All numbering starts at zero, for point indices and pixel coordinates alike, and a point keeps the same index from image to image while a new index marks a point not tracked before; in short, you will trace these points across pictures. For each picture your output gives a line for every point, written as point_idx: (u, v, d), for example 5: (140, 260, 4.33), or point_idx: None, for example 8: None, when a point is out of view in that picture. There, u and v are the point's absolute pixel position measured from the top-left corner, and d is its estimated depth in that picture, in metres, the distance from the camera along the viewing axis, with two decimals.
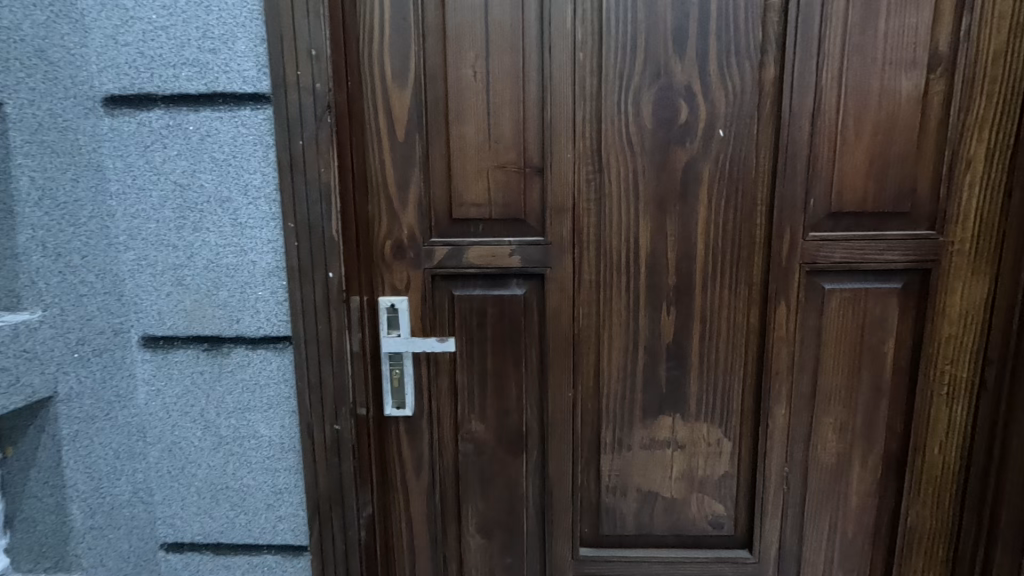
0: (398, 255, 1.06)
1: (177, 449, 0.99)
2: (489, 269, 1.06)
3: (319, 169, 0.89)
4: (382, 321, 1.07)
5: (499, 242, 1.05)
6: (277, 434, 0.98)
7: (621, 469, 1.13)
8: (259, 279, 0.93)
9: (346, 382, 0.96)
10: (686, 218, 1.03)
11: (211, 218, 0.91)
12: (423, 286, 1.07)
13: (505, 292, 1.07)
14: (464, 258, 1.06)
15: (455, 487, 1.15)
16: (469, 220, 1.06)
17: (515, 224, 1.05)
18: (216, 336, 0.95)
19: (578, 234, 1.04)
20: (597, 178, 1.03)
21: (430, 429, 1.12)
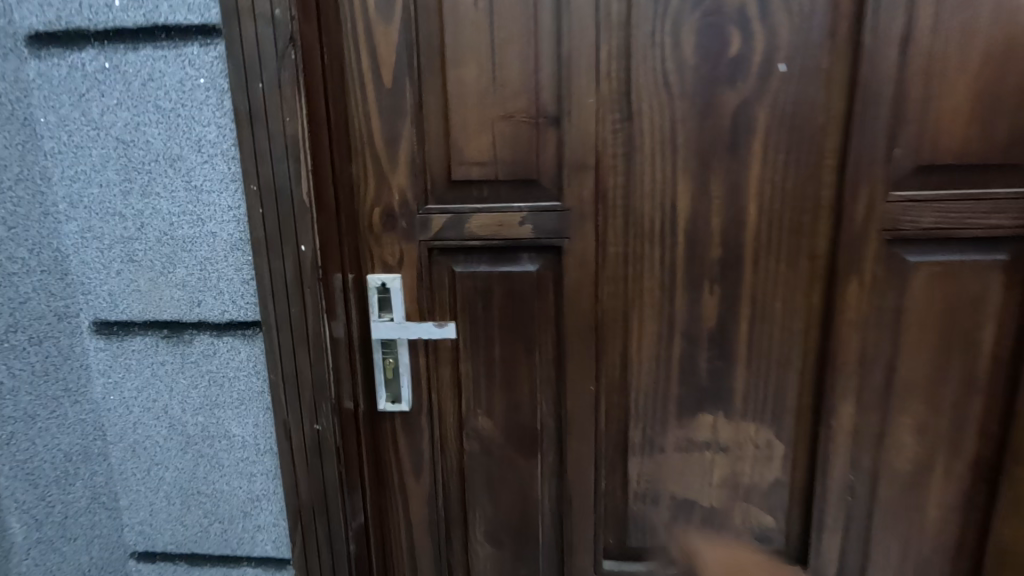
0: (389, 225, 0.91)
1: (141, 449, 0.87)
2: (496, 240, 0.90)
3: (284, 118, 0.73)
4: (372, 303, 0.92)
5: (508, 209, 0.89)
6: (251, 433, 0.85)
7: (653, 474, 0.97)
8: (221, 253, 0.78)
9: (326, 376, 0.82)
10: (735, 176, 0.84)
11: (162, 181, 0.76)
12: (417, 261, 0.92)
13: (515, 268, 0.91)
14: (465, 228, 0.90)
15: (460, 491, 1.01)
16: (471, 182, 0.89)
17: (526, 187, 0.88)
18: (176, 321, 0.82)
19: (602, 197, 0.87)
20: (626, 129, 0.85)
21: (430, 425, 0.98)
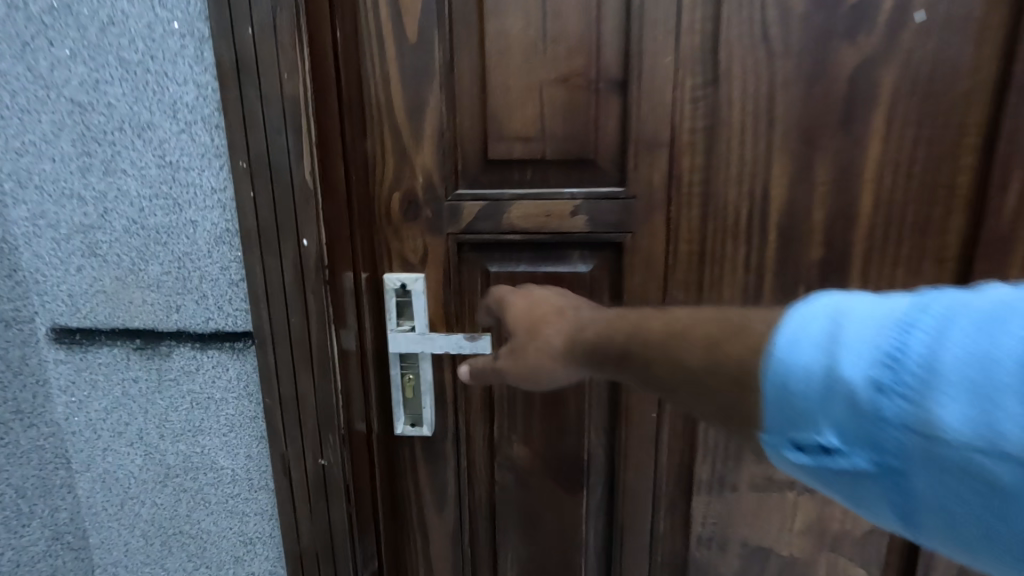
0: (411, 213, 0.76)
1: (112, 480, 0.72)
2: (541, 234, 0.73)
3: (281, 74, 0.57)
4: (390, 307, 0.77)
5: (557, 195, 0.72)
6: (242, 466, 0.70)
7: (721, 516, 0.81)
8: (204, 247, 0.62)
9: (333, 401, 0.66)
10: (848, 155, 0.67)
11: (129, 156, 0.61)
12: (444, 258, 0.77)
13: (563, 269, 0.75)
14: (503, 218, 0.74)
15: (489, 528, 0.86)
16: (510, 162, 0.73)
17: (579, 169, 0.72)
18: (151, 330, 0.66)
19: (675, 183, 0.70)
20: (710, 96, 0.67)
21: (456, 453, 0.83)
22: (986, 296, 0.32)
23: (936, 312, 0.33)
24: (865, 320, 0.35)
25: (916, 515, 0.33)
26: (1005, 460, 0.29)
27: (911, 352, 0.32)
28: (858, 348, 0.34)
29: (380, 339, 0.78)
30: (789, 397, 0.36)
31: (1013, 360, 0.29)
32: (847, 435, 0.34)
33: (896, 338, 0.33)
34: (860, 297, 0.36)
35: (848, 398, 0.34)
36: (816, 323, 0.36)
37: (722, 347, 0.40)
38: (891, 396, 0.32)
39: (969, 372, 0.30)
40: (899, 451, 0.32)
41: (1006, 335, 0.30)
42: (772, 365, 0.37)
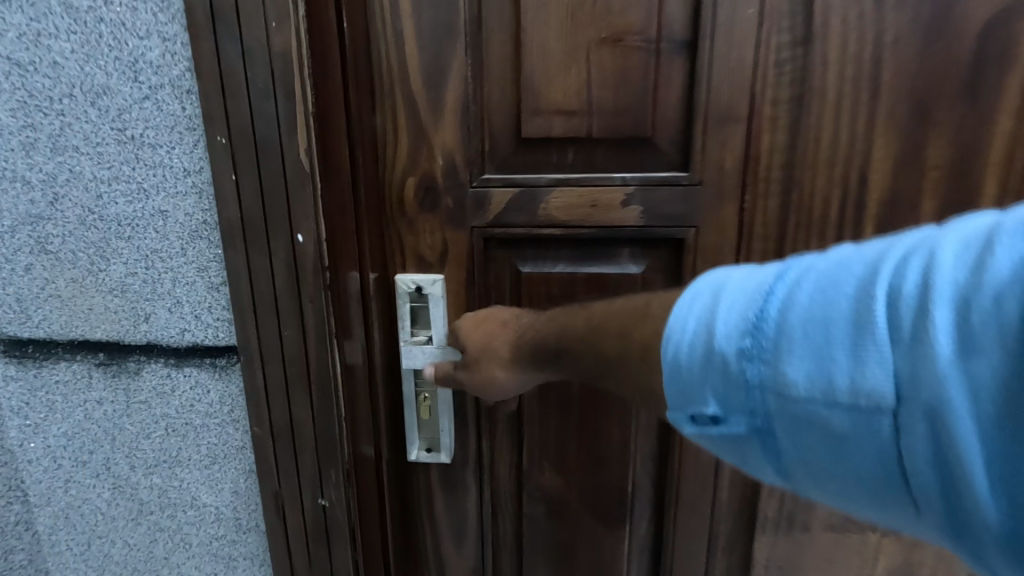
0: (428, 203, 0.64)
1: (77, 516, 0.61)
2: (584, 228, 0.62)
3: (271, 23, 0.44)
4: (404, 313, 0.66)
5: (605, 181, 0.61)
6: (229, 504, 0.58)
7: (789, 559, 0.69)
8: (176, 244, 0.50)
9: (336, 433, 0.54)
10: (971, 133, 0.54)
11: (83, 130, 0.49)
12: (467, 256, 0.65)
13: (608, 268, 0.64)
14: (539, 208, 0.62)
15: (516, 566, 0.75)
16: (548, 142, 0.62)
17: (632, 150, 0.60)
18: (116, 342, 0.55)
19: (751, 165, 0.58)
20: (800, 59, 0.55)
21: (479, 481, 0.71)
22: (835, 253, 0.31)
23: (794, 272, 0.32)
24: (740, 287, 0.33)
25: (787, 475, 0.32)
26: (873, 413, 0.27)
27: (768, 315, 0.31)
28: (729, 319, 0.32)
29: (390, 352, 0.67)
30: (676, 370, 0.34)
31: (862, 314, 0.28)
32: (726, 403, 0.32)
33: (758, 305, 0.31)
34: (743, 271, 0.34)
35: (719, 367, 0.32)
36: (700, 295, 0.34)
37: (631, 333, 0.39)
38: (750, 360, 0.31)
39: (818, 328, 0.29)
40: (763, 415, 0.31)
41: (849, 287, 0.29)
42: (666, 344, 0.34)
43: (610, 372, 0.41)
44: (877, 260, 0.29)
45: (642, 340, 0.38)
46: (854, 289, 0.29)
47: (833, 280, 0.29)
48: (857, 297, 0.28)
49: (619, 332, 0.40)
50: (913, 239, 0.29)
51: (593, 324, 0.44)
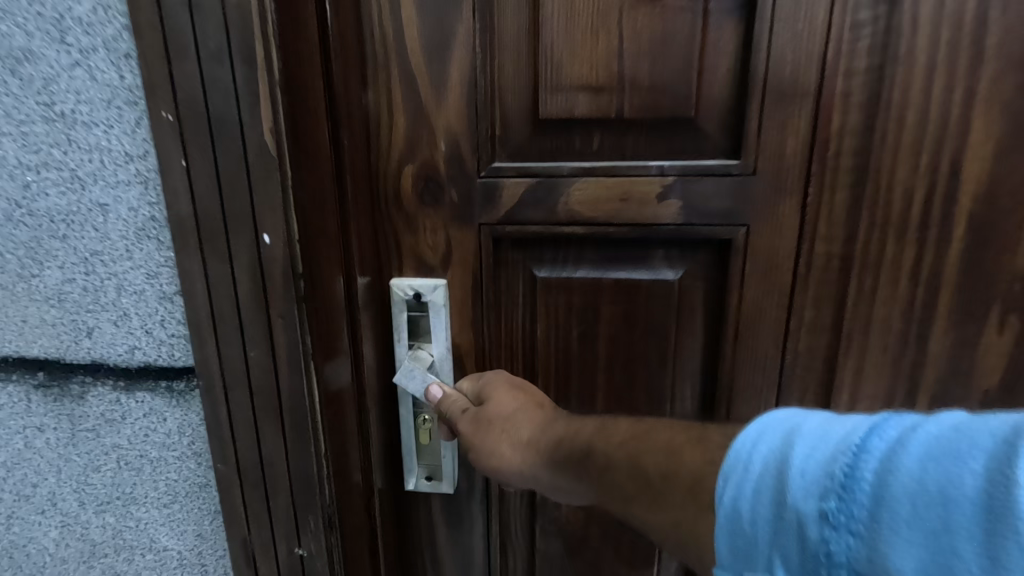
0: (430, 196, 0.55)
1: (21, 557, 0.53)
2: (611, 227, 0.53)
3: None
4: (400, 323, 0.57)
5: (640, 171, 0.51)
6: (193, 548, 0.50)
7: None
8: (119, 244, 0.41)
9: (313, 473, 0.45)
10: None
11: (3, 104, 0.40)
12: (473, 258, 0.56)
13: (640, 275, 0.55)
14: (559, 203, 0.53)
15: None
16: (569, 126, 0.52)
17: (671, 134, 0.51)
18: (56, 361, 0.46)
19: (822, 148, 0.48)
20: (883, 21, 0.45)
21: (486, 514, 0.62)
22: (946, 416, 0.25)
23: (894, 429, 0.25)
24: (823, 437, 0.27)
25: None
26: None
27: (859, 479, 0.24)
28: (807, 471, 0.26)
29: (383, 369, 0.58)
30: (735, 523, 0.28)
31: (978, 503, 0.22)
32: None
33: (845, 460, 0.25)
34: (820, 418, 0.29)
35: (789, 530, 0.26)
36: (767, 434, 0.29)
37: (677, 463, 0.34)
38: (831, 529, 0.24)
39: (921, 508, 0.23)
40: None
41: (964, 467, 0.23)
42: (725, 490, 0.29)
43: (648, 508, 0.34)
44: (1001, 437, 0.23)
45: (693, 471, 0.32)
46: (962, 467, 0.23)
47: (942, 451, 0.24)
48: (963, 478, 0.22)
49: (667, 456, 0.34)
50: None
51: (631, 444, 0.38)
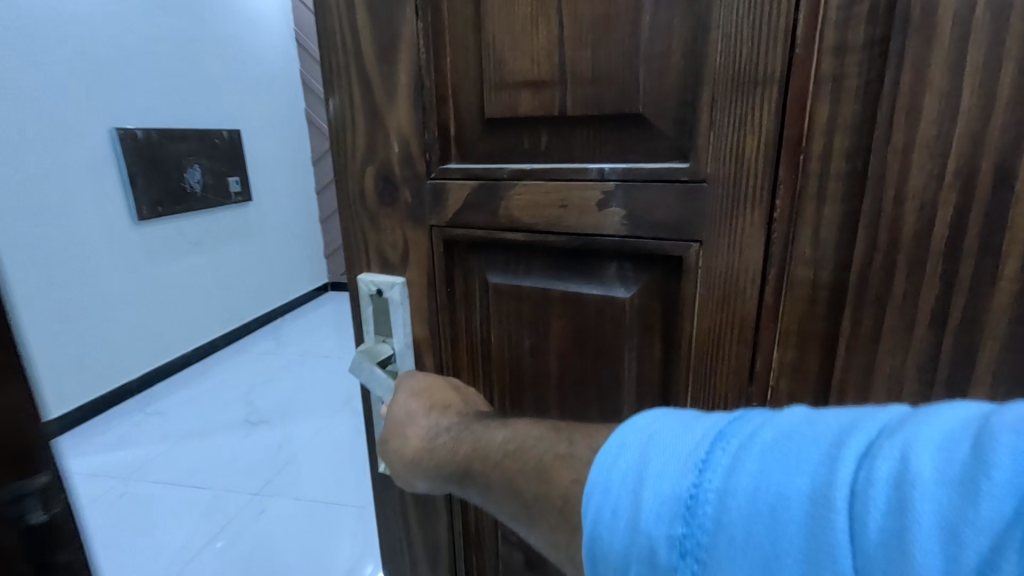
0: (388, 196, 0.54)
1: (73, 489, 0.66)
2: (552, 234, 0.48)
3: None
4: (366, 314, 0.59)
5: (580, 174, 0.45)
6: None
7: None
8: None
9: None
10: None
11: None
12: (427, 259, 0.55)
13: (590, 289, 0.49)
14: (500, 207, 0.49)
15: None
16: (516, 124, 0.48)
17: (619, 131, 0.44)
18: None
19: (790, 151, 0.38)
20: None
21: (452, 513, 0.62)
22: (783, 419, 0.26)
23: (736, 441, 0.26)
24: (673, 452, 0.27)
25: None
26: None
27: (706, 498, 0.25)
28: (660, 493, 0.26)
29: None
30: (597, 542, 0.27)
31: (805, 505, 0.22)
32: None
33: (693, 479, 0.25)
34: (667, 419, 0.29)
35: (642, 555, 0.25)
36: (626, 455, 0.28)
37: (551, 478, 0.32)
38: (678, 554, 0.24)
39: (756, 531, 0.23)
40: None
41: (788, 481, 0.23)
42: (585, 503, 0.28)
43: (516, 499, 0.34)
44: (825, 445, 0.24)
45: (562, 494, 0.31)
46: (815, 479, 0.23)
47: (786, 444, 0.25)
48: (827, 478, 0.23)
49: (536, 473, 0.33)
50: (891, 413, 0.25)
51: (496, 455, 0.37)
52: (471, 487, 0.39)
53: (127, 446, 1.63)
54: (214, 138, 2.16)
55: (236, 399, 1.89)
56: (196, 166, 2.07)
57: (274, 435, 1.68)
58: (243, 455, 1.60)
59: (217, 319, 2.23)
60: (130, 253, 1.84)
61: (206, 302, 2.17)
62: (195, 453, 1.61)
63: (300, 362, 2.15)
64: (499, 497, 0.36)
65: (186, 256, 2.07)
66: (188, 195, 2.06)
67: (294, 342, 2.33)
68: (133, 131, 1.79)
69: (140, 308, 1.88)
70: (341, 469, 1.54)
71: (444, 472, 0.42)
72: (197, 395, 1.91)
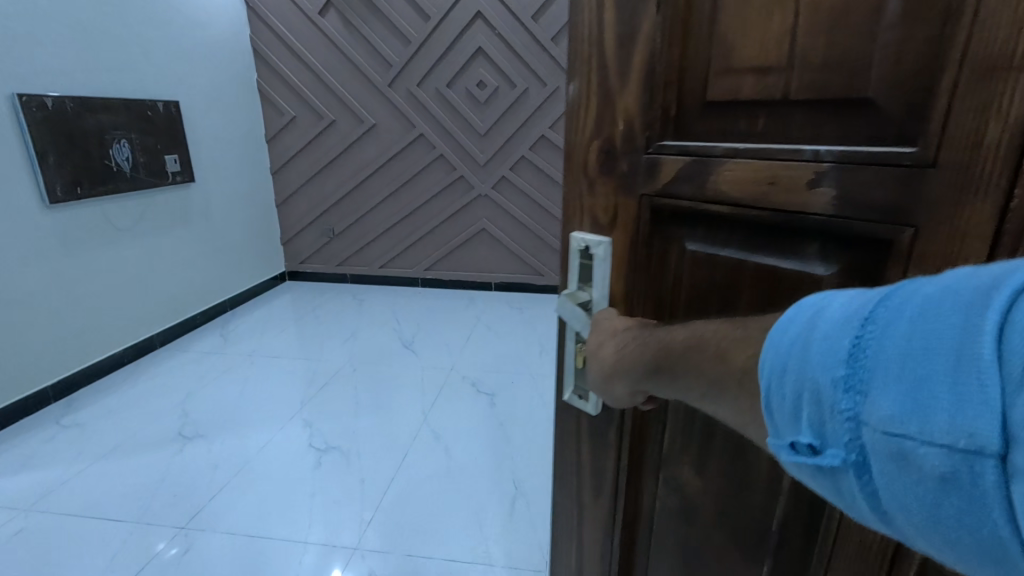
0: (607, 167, 0.63)
1: None
2: (756, 209, 0.52)
3: None
4: (573, 268, 0.69)
5: (792, 154, 0.49)
6: None
7: None
8: None
9: None
10: None
11: None
12: (634, 224, 0.62)
13: (786, 262, 0.53)
14: (709, 182, 0.55)
15: (646, 536, 0.76)
16: (735, 107, 0.53)
17: (839, 116, 0.46)
18: None
19: None
20: None
21: (620, 452, 0.71)
22: (948, 274, 0.28)
23: (896, 296, 0.29)
24: (838, 315, 0.31)
25: (892, 525, 0.29)
26: (977, 457, 0.23)
27: (865, 345, 0.28)
28: (824, 348, 0.30)
29: None
30: (772, 394, 0.33)
31: (954, 337, 0.25)
32: (820, 427, 0.30)
33: (855, 332, 0.29)
34: (836, 295, 0.33)
35: (812, 397, 0.31)
36: (796, 326, 0.33)
37: (729, 357, 0.39)
38: (842, 391, 0.29)
39: (908, 363, 0.26)
40: (862, 448, 0.28)
41: (941, 321, 0.26)
42: (760, 369, 0.34)
43: (697, 373, 0.41)
44: (983, 288, 0.25)
45: (741, 364, 0.37)
46: (964, 315, 0.25)
47: (944, 293, 0.27)
48: (979, 312, 0.25)
49: (714, 353, 0.40)
50: None
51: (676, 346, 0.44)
52: (659, 380, 0.46)
53: (34, 468, 1.91)
54: (145, 112, 2.69)
55: (168, 410, 2.29)
56: (124, 140, 2.60)
57: (200, 452, 2.01)
58: (143, 481, 1.86)
59: (144, 312, 2.76)
60: (48, 238, 2.27)
61: (135, 293, 2.71)
62: (109, 467, 1.92)
63: (246, 366, 2.68)
64: (685, 376, 0.42)
65: (106, 243, 2.54)
66: (114, 172, 2.54)
67: (239, 342, 2.96)
68: (42, 99, 2.18)
69: (58, 293, 2.32)
70: (295, 485, 1.84)
71: (637, 370, 0.48)
72: (121, 408, 2.29)
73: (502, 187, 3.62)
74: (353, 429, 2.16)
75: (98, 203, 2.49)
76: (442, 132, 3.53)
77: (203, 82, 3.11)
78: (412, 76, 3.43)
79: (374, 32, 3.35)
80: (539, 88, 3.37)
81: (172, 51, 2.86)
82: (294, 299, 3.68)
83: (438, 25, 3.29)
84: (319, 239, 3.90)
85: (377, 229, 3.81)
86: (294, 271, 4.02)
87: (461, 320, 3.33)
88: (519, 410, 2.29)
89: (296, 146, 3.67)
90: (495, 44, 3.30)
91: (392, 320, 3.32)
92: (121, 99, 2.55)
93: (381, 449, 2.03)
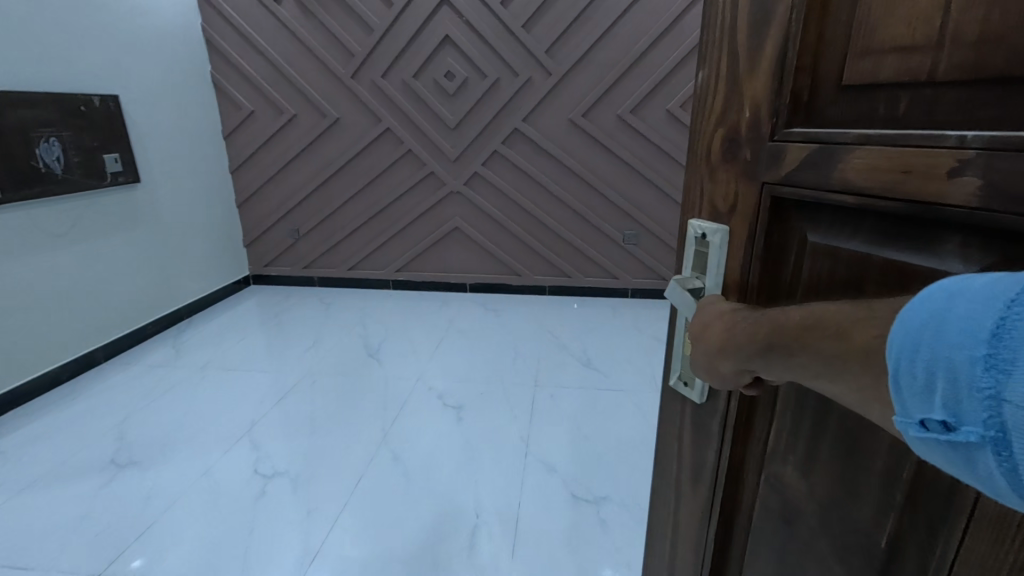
0: (729, 154, 0.63)
1: None
2: (885, 198, 0.50)
3: None
4: (688, 254, 0.71)
5: (932, 140, 0.46)
6: None
7: None
8: None
9: None
10: None
11: None
12: (752, 212, 0.62)
13: (919, 256, 0.50)
14: (835, 170, 0.53)
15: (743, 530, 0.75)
16: (874, 91, 0.51)
17: (992, 97, 0.43)
18: None
19: None
20: None
21: (720, 440, 0.71)
22: None
23: None
24: (982, 295, 0.31)
25: None
26: None
27: (1012, 325, 0.28)
28: (963, 327, 0.31)
29: None
30: (901, 372, 0.34)
31: None
32: (954, 403, 0.31)
33: (999, 313, 0.29)
34: (978, 277, 0.32)
35: (948, 374, 0.31)
36: (930, 306, 0.33)
37: (850, 337, 0.39)
38: (983, 369, 0.29)
39: None
40: (1001, 425, 0.29)
41: None
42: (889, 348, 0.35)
43: (815, 355, 0.41)
44: None
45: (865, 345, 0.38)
46: None
47: None
48: None
49: (834, 333, 0.40)
50: None
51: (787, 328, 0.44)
52: (773, 359, 0.46)
53: None
54: (81, 107, 2.83)
55: (104, 432, 2.40)
56: (54, 138, 2.71)
57: (132, 482, 2.08)
58: (65, 515, 1.92)
59: (93, 323, 2.96)
60: None
61: (83, 301, 2.90)
62: (31, 497, 2.00)
63: (194, 383, 2.83)
64: (802, 358, 0.43)
65: (47, 252, 2.70)
66: (43, 173, 2.64)
67: (194, 354, 3.16)
68: None
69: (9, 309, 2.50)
70: (231, 513, 1.93)
71: (744, 352, 0.49)
72: (46, 434, 2.37)
73: (475, 184, 3.86)
74: (298, 453, 2.24)
75: (35, 208, 2.63)
76: (406, 123, 3.77)
77: (143, 82, 3.24)
78: (376, 67, 3.66)
79: (335, 22, 3.60)
80: (510, 78, 3.59)
81: (113, 50, 3.02)
82: (259, 303, 3.99)
83: (401, 14, 3.51)
84: (286, 239, 4.20)
85: (350, 226, 4.08)
86: (261, 273, 4.36)
87: (427, 334, 3.41)
88: (479, 427, 2.40)
89: (260, 138, 3.94)
90: (462, 33, 3.52)
91: (357, 328, 3.54)
92: (48, 94, 2.66)
93: (329, 475, 2.11)
